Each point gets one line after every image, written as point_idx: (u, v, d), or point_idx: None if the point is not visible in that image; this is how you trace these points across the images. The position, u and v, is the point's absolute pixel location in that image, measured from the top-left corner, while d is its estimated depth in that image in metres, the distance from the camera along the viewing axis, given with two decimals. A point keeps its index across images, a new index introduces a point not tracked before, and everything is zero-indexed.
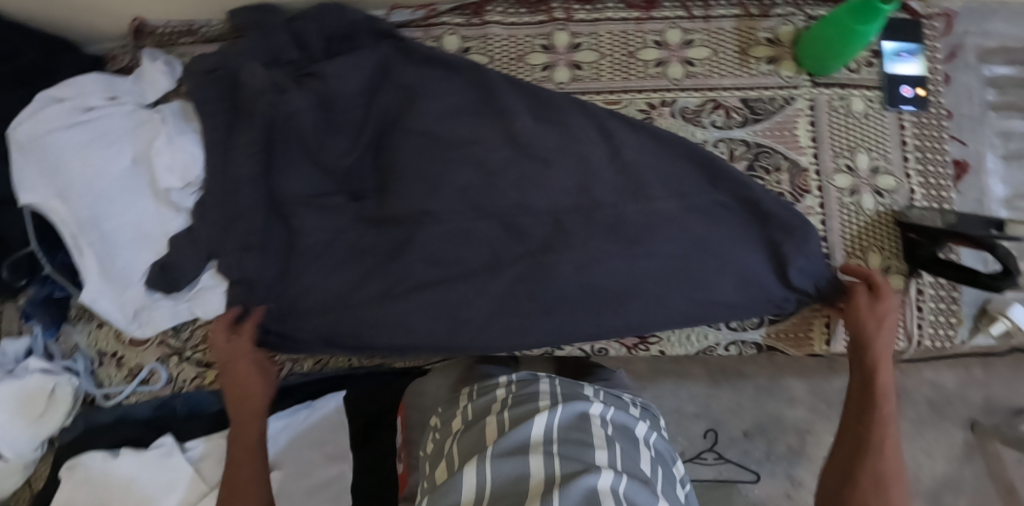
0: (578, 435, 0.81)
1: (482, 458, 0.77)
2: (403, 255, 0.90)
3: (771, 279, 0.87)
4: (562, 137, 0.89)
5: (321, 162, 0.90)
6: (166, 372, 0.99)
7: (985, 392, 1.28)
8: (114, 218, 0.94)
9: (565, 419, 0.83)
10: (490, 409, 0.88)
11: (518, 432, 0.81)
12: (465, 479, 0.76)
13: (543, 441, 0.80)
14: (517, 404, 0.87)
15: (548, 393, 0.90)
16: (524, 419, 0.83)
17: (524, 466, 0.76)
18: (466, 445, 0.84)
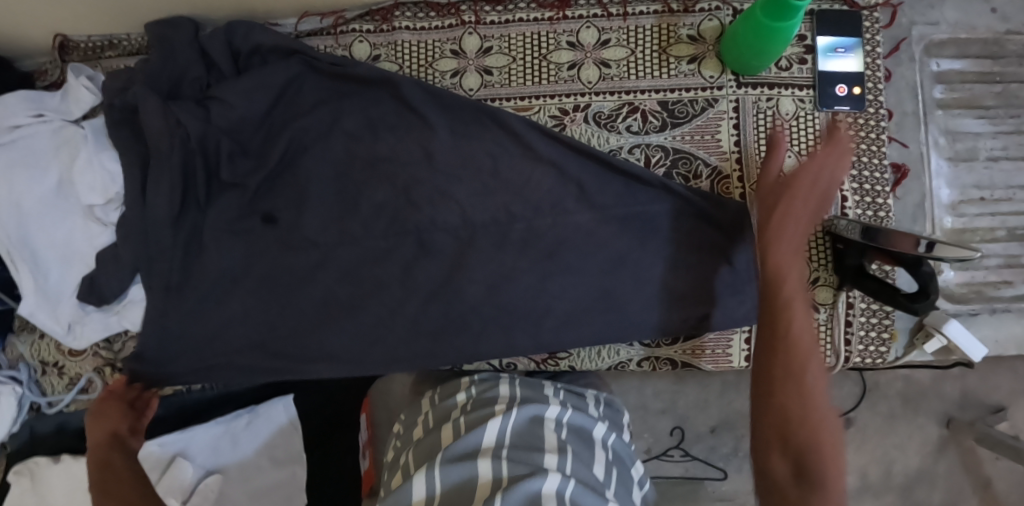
0: (531, 439, 0.73)
1: (429, 466, 0.69)
2: (317, 276, 0.89)
3: (689, 297, 0.84)
4: (474, 151, 0.86)
5: (235, 181, 0.90)
6: (102, 381, 1.02)
7: (961, 384, 1.10)
8: (44, 237, 0.96)
9: (518, 422, 0.76)
10: (447, 416, 0.79)
11: (469, 436, 0.73)
12: (412, 489, 0.67)
13: (494, 446, 0.71)
14: (474, 408, 0.79)
15: (505, 398, 0.80)
16: (475, 423, 0.75)
17: (474, 473, 0.68)
18: (418, 455, 0.75)
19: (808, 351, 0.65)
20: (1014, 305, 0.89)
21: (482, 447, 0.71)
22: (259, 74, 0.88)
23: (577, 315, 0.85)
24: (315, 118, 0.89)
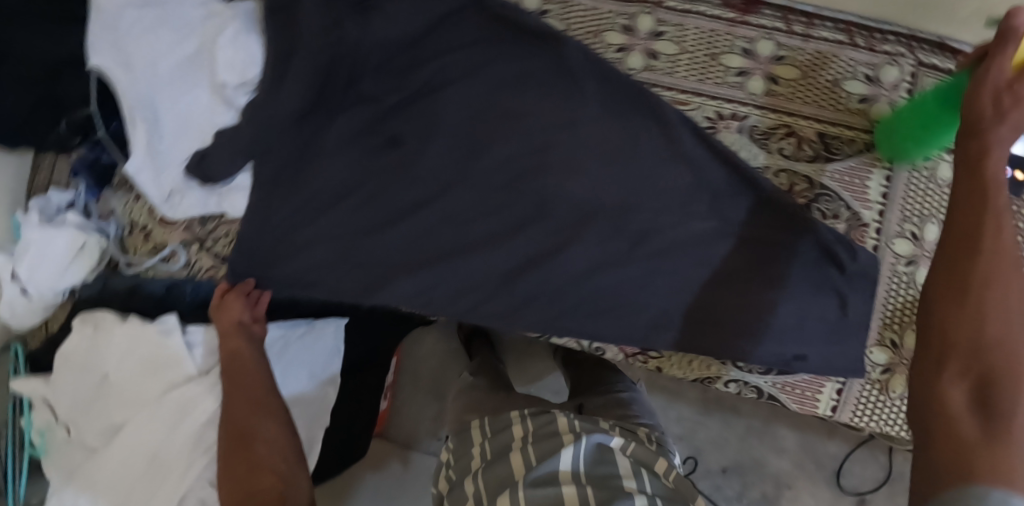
0: (604, 468, 0.86)
1: (515, 490, 0.83)
2: (426, 211, 0.88)
3: (788, 334, 0.82)
4: (617, 131, 0.84)
5: (371, 97, 0.90)
6: (185, 255, 1.02)
7: None
8: (167, 102, 0.97)
9: (588, 453, 0.88)
10: (513, 445, 0.92)
11: (546, 466, 0.86)
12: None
13: (572, 473, 0.85)
14: (539, 436, 0.92)
15: (569, 427, 0.92)
16: (549, 453, 0.88)
17: (557, 493, 0.82)
18: (492, 479, 0.89)
19: (1007, 272, 0.51)
20: None
21: (562, 474, 0.84)
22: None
23: (673, 322, 0.83)
24: (467, 55, 0.87)
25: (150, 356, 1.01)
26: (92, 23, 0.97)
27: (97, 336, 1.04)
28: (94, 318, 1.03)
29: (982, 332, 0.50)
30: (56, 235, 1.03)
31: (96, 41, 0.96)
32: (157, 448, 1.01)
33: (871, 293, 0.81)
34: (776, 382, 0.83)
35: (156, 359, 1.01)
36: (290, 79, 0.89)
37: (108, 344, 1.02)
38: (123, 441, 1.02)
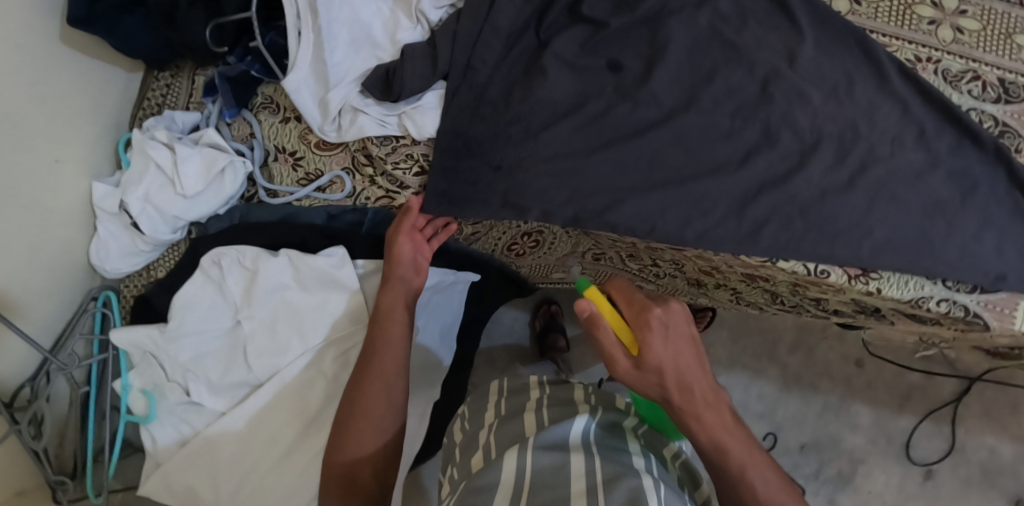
0: (610, 442, 0.85)
1: (525, 449, 0.81)
2: (651, 133, 0.87)
3: (989, 256, 0.88)
4: (834, 66, 0.90)
5: (598, 17, 0.88)
6: (349, 183, 0.92)
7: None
8: (348, 12, 0.89)
9: (598, 428, 0.89)
10: (528, 407, 0.94)
11: (555, 431, 0.85)
12: (507, 465, 0.79)
13: (580, 442, 0.84)
14: (557, 399, 0.97)
15: (584, 402, 0.96)
16: (562, 419, 0.87)
17: (565, 458, 0.79)
18: (503, 437, 0.88)
19: (715, 416, 0.78)
20: None
21: (571, 442, 0.83)
22: None
23: (890, 248, 0.87)
24: None
25: (296, 303, 0.89)
26: None
27: (239, 273, 0.90)
28: (224, 259, 0.89)
29: (729, 451, 0.77)
30: (191, 157, 0.89)
31: None
32: (317, 409, 0.89)
33: None
34: (981, 300, 0.89)
35: (305, 305, 0.89)
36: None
37: (248, 286, 0.89)
38: (275, 393, 0.89)
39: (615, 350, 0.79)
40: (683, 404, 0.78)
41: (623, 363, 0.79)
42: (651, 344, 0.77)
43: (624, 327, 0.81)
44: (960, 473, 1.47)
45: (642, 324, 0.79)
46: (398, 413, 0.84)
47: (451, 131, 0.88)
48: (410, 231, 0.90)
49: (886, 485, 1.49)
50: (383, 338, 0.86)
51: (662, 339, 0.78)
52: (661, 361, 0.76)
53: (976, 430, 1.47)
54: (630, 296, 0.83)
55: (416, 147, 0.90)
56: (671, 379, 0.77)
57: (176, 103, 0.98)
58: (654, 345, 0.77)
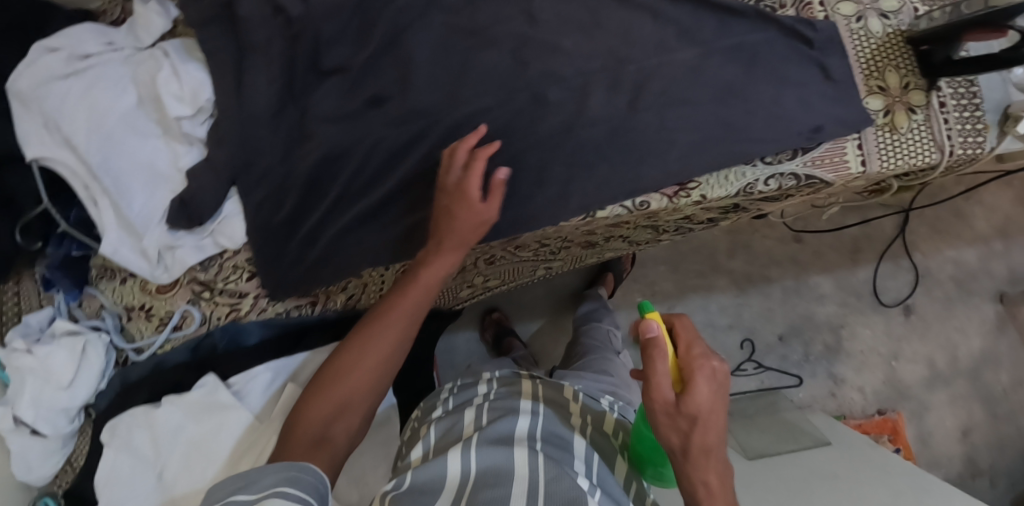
0: (554, 442, 0.88)
1: (468, 444, 0.84)
2: (429, 146, 0.88)
3: (798, 112, 0.87)
4: (574, 5, 0.89)
5: (341, 64, 0.89)
6: (198, 312, 0.95)
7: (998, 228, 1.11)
8: (126, 160, 0.91)
9: (543, 420, 0.92)
10: (473, 402, 0.98)
11: (501, 427, 0.88)
12: (449, 461, 0.82)
13: (526, 437, 0.86)
14: (502, 393, 1.00)
15: (529, 396, 0.99)
16: (509, 414, 0.90)
17: (508, 457, 0.81)
18: (446, 440, 0.92)
19: (717, 467, 0.73)
20: None
21: (516, 437, 0.85)
22: None
23: (700, 150, 0.86)
24: None
25: (198, 434, 0.92)
26: (13, 110, 0.91)
27: (140, 433, 0.92)
28: (119, 430, 0.91)
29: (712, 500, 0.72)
30: (53, 351, 0.92)
31: (24, 129, 0.90)
32: None
33: (844, 53, 0.89)
34: (807, 160, 0.88)
35: (205, 432, 0.92)
36: (250, 82, 0.88)
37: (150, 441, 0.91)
38: None
39: (662, 380, 0.73)
40: (693, 462, 0.72)
41: (665, 395, 0.72)
42: (697, 393, 0.71)
43: (674, 367, 0.76)
44: (936, 296, 1.53)
45: (695, 367, 0.73)
46: (382, 383, 0.88)
47: (261, 227, 0.91)
48: (490, 204, 0.83)
49: (874, 338, 1.52)
50: (398, 310, 0.88)
51: (721, 401, 0.72)
52: (699, 411, 0.71)
53: (933, 250, 1.53)
54: (691, 343, 0.76)
55: (239, 256, 0.94)
56: (698, 434, 0.71)
57: (30, 305, 1.01)
58: (699, 389, 0.72)
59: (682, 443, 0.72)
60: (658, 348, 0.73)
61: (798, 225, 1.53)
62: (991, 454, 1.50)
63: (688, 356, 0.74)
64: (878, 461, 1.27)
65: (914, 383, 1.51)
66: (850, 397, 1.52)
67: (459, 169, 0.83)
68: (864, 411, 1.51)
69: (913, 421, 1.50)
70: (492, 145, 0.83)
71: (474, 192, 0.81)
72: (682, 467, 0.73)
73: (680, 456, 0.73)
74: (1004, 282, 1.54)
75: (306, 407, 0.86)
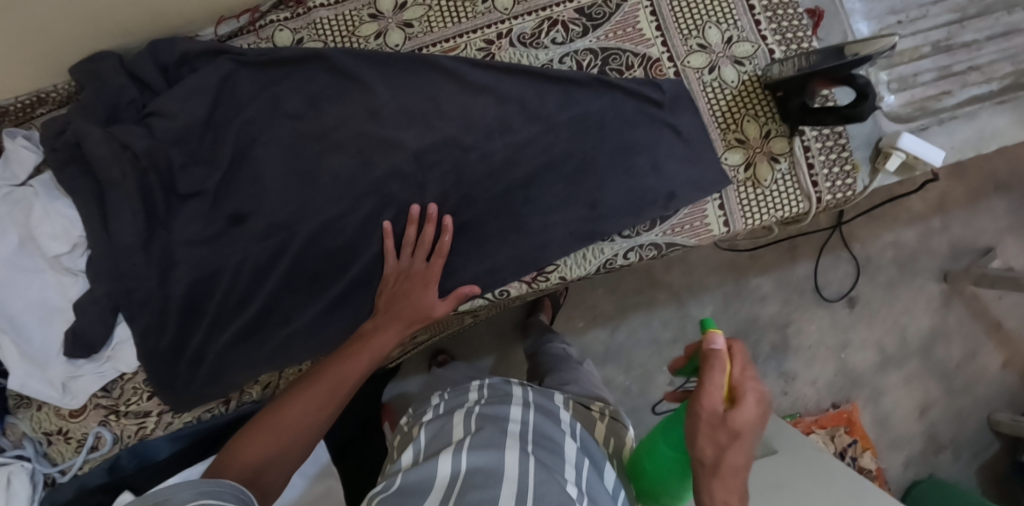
0: (549, 445, 0.76)
1: (459, 447, 0.71)
2: (290, 256, 0.90)
3: (652, 179, 0.85)
4: (412, 94, 0.88)
5: (196, 188, 0.91)
6: (110, 432, 0.99)
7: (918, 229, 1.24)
8: (18, 301, 0.93)
9: (535, 420, 0.80)
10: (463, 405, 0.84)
11: (492, 429, 0.75)
12: (440, 463, 0.70)
13: (518, 439, 0.74)
14: (496, 394, 0.86)
15: (522, 398, 0.86)
16: (501, 416, 0.79)
17: (499, 460, 0.69)
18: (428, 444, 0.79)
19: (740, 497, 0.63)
20: (959, 111, 0.90)
21: (508, 437, 0.73)
22: (191, 80, 0.90)
23: (555, 227, 0.86)
24: (257, 106, 0.91)
25: None
26: None
27: None
28: None
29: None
30: None
31: None
32: None
33: (695, 109, 0.86)
34: (666, 228, 0.87)
35: None
36: (112, 217, 0.90)
37: None
38: None
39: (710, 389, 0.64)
40: (721, 487, 0.62)
41: (711, 403, 0.63)
42: (745, 408, 0.63)
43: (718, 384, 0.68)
44: (878, 280, 1.44)
45: (742, 382, 0.65)
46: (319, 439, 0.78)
47: (148, 354, 0.93)
48: (452, 297, 0.84)
49: (822, 331, 1.45)
50: (346, 370, 0.80)
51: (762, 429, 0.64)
52: (743, 429, 0.62)
53: (871, 236, 1.44)
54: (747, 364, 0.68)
55: (139, 377, 0.99)
56: (733, 452, 0.62)
57: None
58: (744, 408, 0.63)
59: (714, 461, 0.62)
60: (716, 354, 0.65)
61: (727, 244, 1.46)
62: (950, 428, 1.45)
63: (737, 372, 0.66)
64: (820, 461, 1.19)
65: (866, 368, 1.45)
66: (803, 393, 1.45)
67: (422, 259, 0.85)
68: (820, 405, 1.45)
69: (868, 407, 1.45)
70: (444, 223, 0.84)
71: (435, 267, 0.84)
72: (704, 488, 0.63)
73: (707, 474, 0.63)
74: (947, 259, 1.44)
75: (235, 450, 0.74)
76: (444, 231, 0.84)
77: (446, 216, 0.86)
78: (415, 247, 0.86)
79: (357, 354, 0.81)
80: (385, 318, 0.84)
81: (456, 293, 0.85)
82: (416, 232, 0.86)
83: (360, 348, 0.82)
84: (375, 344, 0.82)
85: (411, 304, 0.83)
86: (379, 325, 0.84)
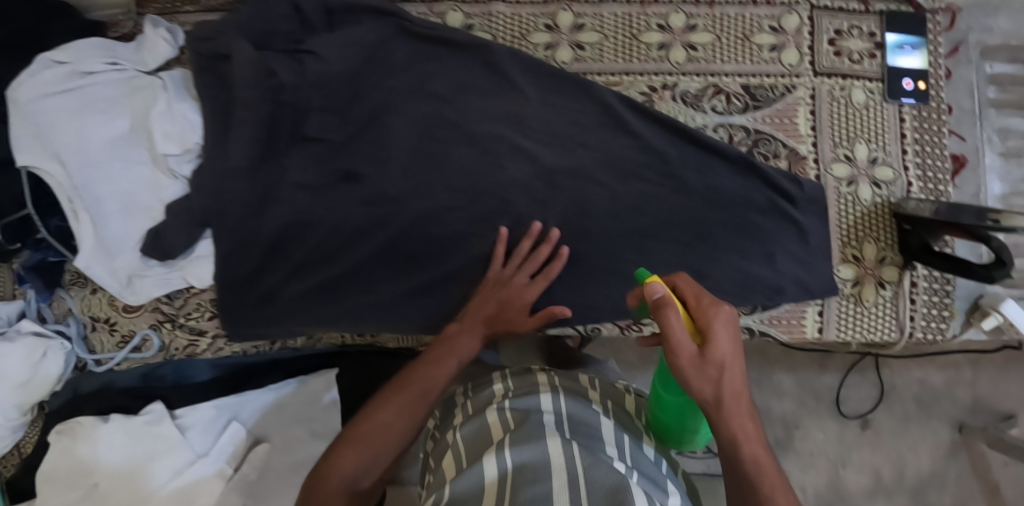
0: (585, 428, 0.71)
1: (499, 449, 0.65)
2: (392, 232, 0.89)
3: (764, 271, 0.87)
4: (562, 117, 0.88)
5: (320, 135, 0.90)
6: (158, 339, 0.99)
7: (968, 390, 1.32)
8: (108, 186, 0.93)
9: (568, 405, 0.74)
10: (492, 400, 0.77)
11: (529, 425, 0.68)
12: (482, 468, 0.63)
13: (556, 428, 0.69)
14: (523, 381, 0.79)
15: (546, 380, 0.79)
16: (525, 408, 0.72)
17: (543, 448, 0.64)
18: (469, 437, 0.72)
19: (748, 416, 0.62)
20: None
21: (547, 428, 0.67)
22: (353, 31, 0.90)
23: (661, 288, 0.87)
24: (406, 76, 0.90)
25: (126, 460, 0.95)
26: (11, 119, 0.92)
27: (79, 442, 0.95)
28: (71, 440, 0.96)
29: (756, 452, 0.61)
30: (11, 351, 0.94)
31: (16, 136, 0.92)
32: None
33: (824, 217, 0.88)
34: (764, 317, 0.89)
35: (134, 460, 0.95)
36: (233, 138, 0.88)
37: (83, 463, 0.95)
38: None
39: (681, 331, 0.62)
40: (732, 414, 0.61)
41: (686, 349, 0.62)
42: (717, 338, 0.62)
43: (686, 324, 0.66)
44: (895, 412, 1.36)
45: (706, 315, 0.63)
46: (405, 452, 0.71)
47: (223, 278, 0.93)
48: (540, 317, 0.82)
49: (825, 443, 1.36)
50: (426, 378, 0.73)
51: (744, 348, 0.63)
52: (725, 359, 0.61)
53: (902, 368, 1.37)
54: (696, 291, 0.66)
55: (207, 294, 0.98)
56: (729, 381, 0.61)
57: (4, 293, 1.03)
58: (719, 337, 0.62)
59: (715, 395, 0.61)
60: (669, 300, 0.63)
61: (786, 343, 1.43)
62: None
63: (696, 305, 0.64)
64: None
65: (857, 492, 1.34)
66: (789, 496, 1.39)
67: (525, 276, 0.84)
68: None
69: None
70: (561, 255, 0.84)
71: (536, 290, 0.83)
72: (720, 423, 0.61)
73: (722, 410, 0.61)
74: (966, 411, 1.34)
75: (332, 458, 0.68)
76: (563, 259, 0.84)
77: (562, 246, 0.86)
78: (531, 263, 0.84)
79: (442, 361, 0.75)
80: (470, 325, 0.79)
81: (546, 312, 0.82)
82: (529, 248, 0.86)
83: (442, 354, 0.76)
84: (459, 350, 0.77)
85: (493, 309, 0.82)
86: (463, 329, 0.79)
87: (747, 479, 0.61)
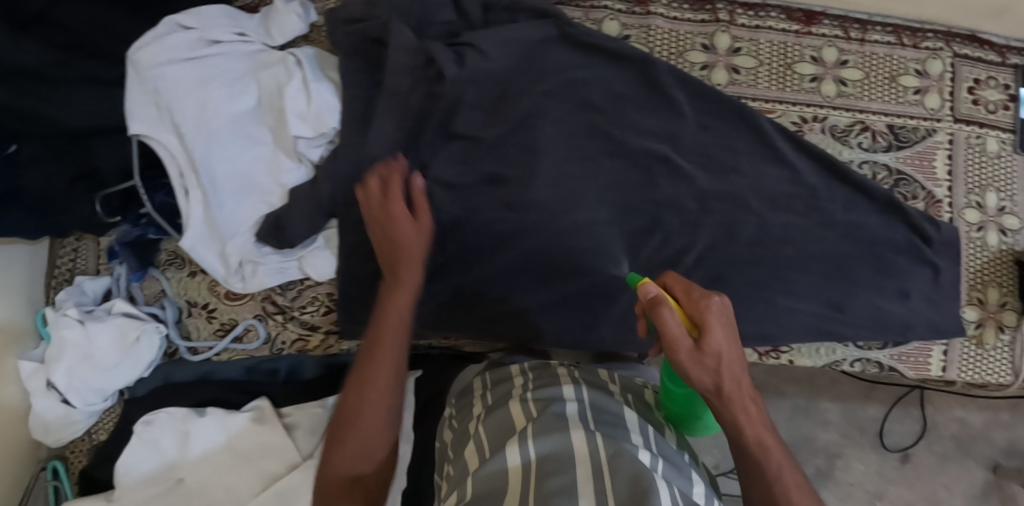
0: (610, 416, 0.68)
1: (523, 438, 0.63)
2: (536, 238, 0.87)
3: (898, 308, 0.89)
4: (717, 140, 0.88)
5: (469, 131, 0.87)
6: (264, 330, 0.95)
7: (1009, 434, 1.25)
8: (225, 164, 0.87)
9: (591, 396, 0.70)
10: (512, 392, 0.73)
11: (553, 413, 0.66)
12: (506, 458, 0.61)
13: (580, 418, 0.66)
14: (541, 375, 0.75)
15: (566, 372, 0.75)
16: (546, 399, 0.68)
17: (569, 440, 0.62)
18: (490, 426, 0.69)
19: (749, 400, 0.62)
20: None
21: (571, 419, 0.64)
22: (515, 28, 0.87)
23: (802, 318, 0.88)
24: (562, 81, 0.88)
25: (223, 458, 0.89)
26: (128, 80, 0.85)
27: (172, 434, 0.90)
28: (163, 431, 0.90)
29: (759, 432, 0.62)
30: (102, 332, 0.88)
31: (135, 103, 0.85)
32: None
33: (957, 260, 0.90)
34: (894, 353, 0.92)
35: (231, 458, 0.89)
36: (376, 126, 0.85)
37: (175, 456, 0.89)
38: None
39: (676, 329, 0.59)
40: (733, 401, 0.61)
41: (683, 347, 0.59)
42: (715, 333, 0.60)
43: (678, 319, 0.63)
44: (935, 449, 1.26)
45: (701, 310, 0.61)
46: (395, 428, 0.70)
47: (349, 272, 0.89)
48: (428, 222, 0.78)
49: (865, 474, 1.26)
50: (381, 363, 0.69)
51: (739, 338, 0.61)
52: (723, 348, 0.60)
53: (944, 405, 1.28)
54: (688, 285, 0.63)
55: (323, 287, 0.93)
56: (728, 372, 0.60)
57: (86, 267, 0.96)
58: (715, 331, 0.60)
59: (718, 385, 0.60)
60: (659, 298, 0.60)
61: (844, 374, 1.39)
62: None
63: (686, 298, 0.62)
64: None
65: None
66: None
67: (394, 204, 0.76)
68: None
69: None
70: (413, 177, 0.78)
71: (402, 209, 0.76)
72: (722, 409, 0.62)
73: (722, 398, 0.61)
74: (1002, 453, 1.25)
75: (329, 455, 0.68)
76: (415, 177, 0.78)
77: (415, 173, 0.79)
78: (382, 199, 0.76)
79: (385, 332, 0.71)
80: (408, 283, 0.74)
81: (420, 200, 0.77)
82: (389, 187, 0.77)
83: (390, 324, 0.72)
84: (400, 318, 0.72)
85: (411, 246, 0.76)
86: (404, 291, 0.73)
87: (755, 459, 0.62)
